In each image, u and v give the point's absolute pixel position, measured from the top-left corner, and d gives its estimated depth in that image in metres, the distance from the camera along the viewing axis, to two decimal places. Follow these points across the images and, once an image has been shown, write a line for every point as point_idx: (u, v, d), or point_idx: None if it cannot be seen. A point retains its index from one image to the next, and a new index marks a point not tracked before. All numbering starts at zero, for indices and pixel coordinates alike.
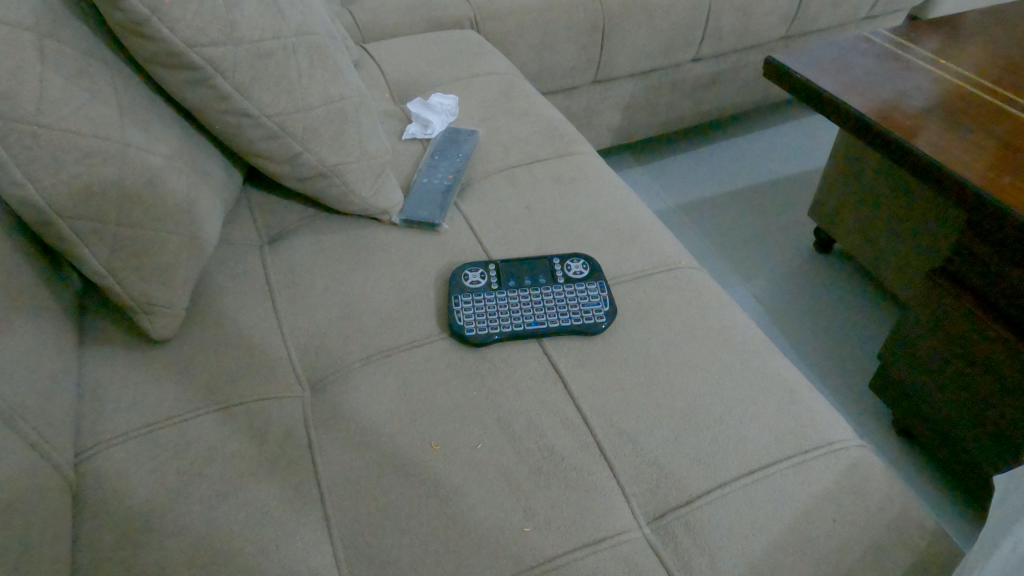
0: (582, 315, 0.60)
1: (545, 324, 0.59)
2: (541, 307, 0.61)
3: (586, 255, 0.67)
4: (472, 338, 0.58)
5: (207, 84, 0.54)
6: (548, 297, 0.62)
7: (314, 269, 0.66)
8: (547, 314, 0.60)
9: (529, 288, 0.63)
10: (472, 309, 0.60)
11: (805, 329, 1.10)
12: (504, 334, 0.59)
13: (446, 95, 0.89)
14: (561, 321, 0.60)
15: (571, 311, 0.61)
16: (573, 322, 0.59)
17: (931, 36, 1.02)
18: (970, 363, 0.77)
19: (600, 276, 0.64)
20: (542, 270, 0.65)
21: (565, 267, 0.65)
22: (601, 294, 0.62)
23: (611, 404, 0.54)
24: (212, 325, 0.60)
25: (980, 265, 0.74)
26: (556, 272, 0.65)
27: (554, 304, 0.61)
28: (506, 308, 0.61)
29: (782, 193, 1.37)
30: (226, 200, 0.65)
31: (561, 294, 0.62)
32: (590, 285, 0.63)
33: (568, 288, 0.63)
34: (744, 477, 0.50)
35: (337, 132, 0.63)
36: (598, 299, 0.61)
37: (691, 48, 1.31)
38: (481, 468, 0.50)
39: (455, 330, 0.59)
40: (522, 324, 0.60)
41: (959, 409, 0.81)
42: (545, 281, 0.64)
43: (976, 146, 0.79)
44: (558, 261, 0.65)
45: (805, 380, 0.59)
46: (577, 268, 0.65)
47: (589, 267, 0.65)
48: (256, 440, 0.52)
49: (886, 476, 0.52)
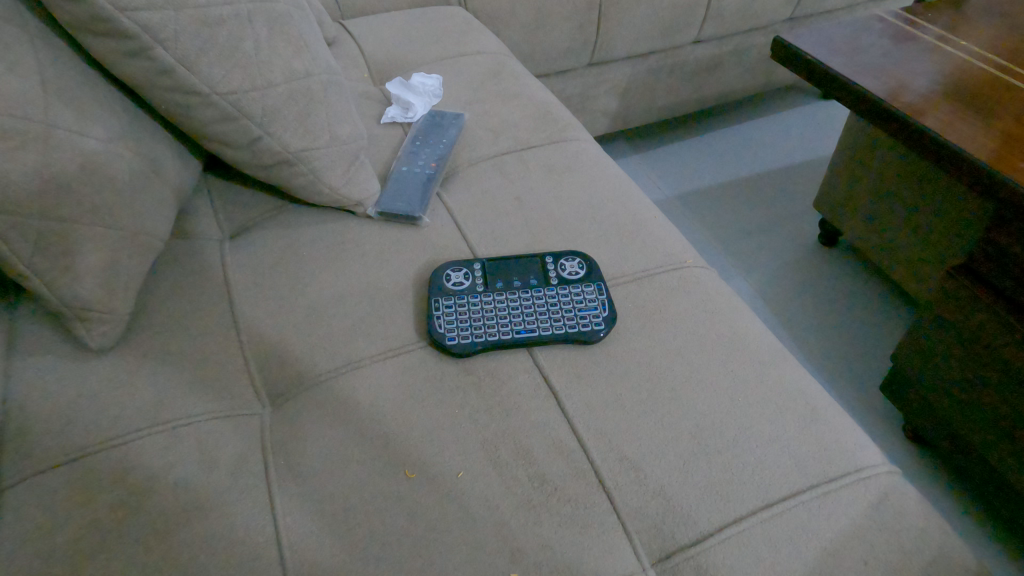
0: (577, 321, 0.54)
1: (536, 332, 0.53)
2: (532, 311, 0.55)
3: (582, 252, 0.60)
4: (455, 346, 0.52)
5: (145, 56, 0.46)
6: (539, 300, 0.55)
7: (280, 267, 0.59)
8: (538, 320, 0.54)
9: (519, 289, 0.57)
10: (455, 314, 0.54)
11: (811, 329, 1.04)
12: (490, 343, 0.52)
13: (429, 75, 0.82)
14: (554, 329, 0.53)
15: (565, 316, 0.54)
16: (567, 330, 0.53)
17: (944, 13, 0.96)
18: (997, 369, 0.71)
19: (598, 276, 0.58)
20: (534, 270, 0.58)
21: (559, 266, 0.58)
22: (599, 297, 0.56)
23: (610, 424, 0.48)
24: (161, 331, 0.53)
25: (1009, 264, 0.68)
26: (549, 272, 0.58)
27: (546, 308, 0.55)
28: (492, 313, 0.54)
29: (787, 183, 1.31)
30: (180, 190, 0.58)
31: (555, 297, 0.56)
32: (586, 287, 0.56)
33: (562, 290, 0.56)
34: (760, 511, 0.44)
35: (301, 115, 0.56)
36: (595, 304, 0.55)
37: (692, 29, 1.24)
38: (463, 502, 0.44)
39: (434, 338, 0.52)
40: (510, 330, 0.53)
41: (981, 418, 0.75)
42: (536, 283, 0.57)
43: (1006, 132, 0.72)
44: (552, 260, 0.59)
45: (826, 394, 0.53)
46: (572, 267, 0.58)
47: (585, 267, 0.58)
48: (204, 467, 0.45)
49: (921, 508, 0.46)
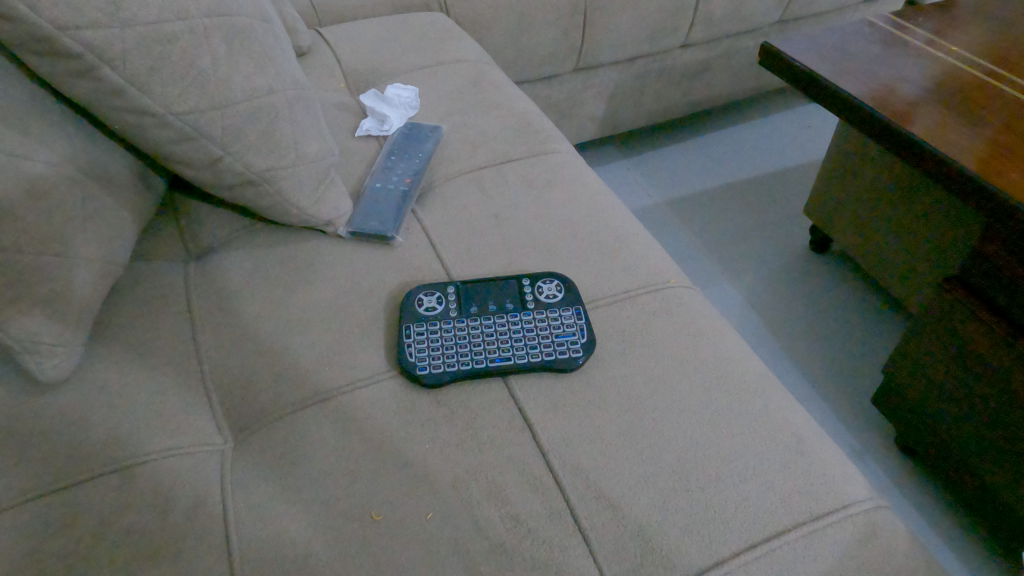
0: (554, 348, 0.51)
1: (511, 360, 0.51)
2: (507, 337, 0.52)
3: (561, 274, 0.58)
4: (426, 376, 0.49)
5: (92, 76, 0.44)
6: (515, 326, 0.53)
7: (245, 291, 0.57)
8: (513, 347, 0.52)
9: (494, 314, 0.54)
10: (426, 341, 0.52)
11: (801, 339, 1.02)
12: (463, 371, 0.50)
13: (406, 86, 0.80)
14: (530, 357, 0.51)
15: (541, 343, 0.52)
16: (544, 357, 0.51)
17: (933, 18, 0.94)
18: (990, 385, 0.69)
19: (577, 299, 0.55)
20: (510, 293, 0.56)
21: (537, 289, 0.56)
22: (577, 322, 0.53)
23: (587, 459, 0.46)
24: (118, 361, 0.50)
25: (1001, 278, 0.66)
26: (526, 295, 0.56)
27: (522, 334, 0.53)
28: (466, 340, 0.52)
29: (776, 188, 1.29)
30: (140, 212, 0.56)
31: (531, 323, 0.53)
32: (564, 312, 0.54)
33: (539, 315, 0.54)
34: (744, 552, 0.41)
35: (265, 133, 0.54)
36: (573, 329, 0.53)
37: (679, 33, 1.21)
38: (431, 546, 0.42)
39: (405, 366, 0.50)
40: (484, 358, 0.51)
41: (974, 434, 0.73)
42: (512, 307, 0.55)
43: (996, 140, 0.70)
44: (529, 282, 0.57)
45: (813, 423, 0.51)
46: (550, 289, 0.56)
47: (564, 289, 0.56)
48: (159, 509, 0.43)
49: (912, 546, 0.44)
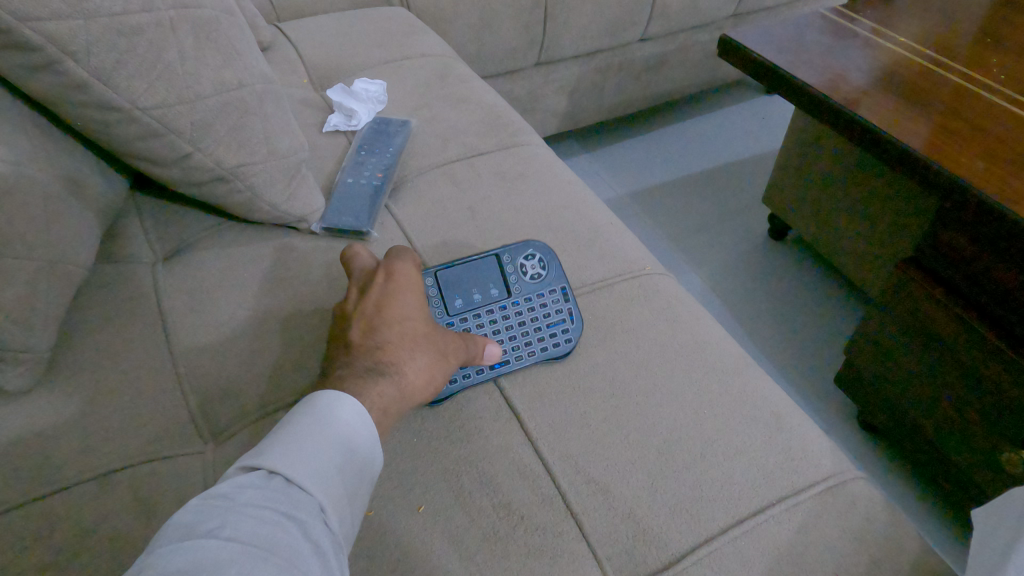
0: (546, 338, 0.52)
1: (507, 361, 0.51)
2: (499, 332, 0.52)
3: (540, 245, 0.58)
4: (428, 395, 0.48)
5: (54, 69, 0.42)
6: (505, 317, 0.53)
7: (218, 289, 0.55)
8: (508, 345, 0.52)
9: (481, 304, 0.54)
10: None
11: (766, 323, 1.05)
12: (465, 381, 0.49)
13: (372, 80, 0.79)
14: (524, 352, 0.51)
15: (531, 333, 0.52)
16: (538, 350, 0.51)
17: (877, 8, 0.97)
18: (953, 367, 0.71)
19: (563, 278, 0.56)
20: (492, 276, 0.55)
21: (520, 268, 0.56)
22: (566, 306, 0.54)
23: (575, 445, 0.46)
24: (88, 366, 0.47)
25: (954, 256, 0.68)
26: (509, 277, 0.55)
27: (513, 325, 0.53)
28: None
29: (734, 177, 1.32)
30: (105, 211, 0.53)
31: (519, 312, 0.54)
32: (549, 294, 0.55)
33: (527, 300, 0.55)
34: (732, 528, 0.42)
35: (233, 129, 0.53)
36: (562, 315, 0.54)
37: (637, 27, 1.23)
38: (424, 536, 0.41)
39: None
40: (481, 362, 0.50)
41: (939, 417, 0.75)
42: (499, 293, 0.55)
43: (943, 126, 0.72)
44: (511, 259, 0.56)
45: (789, 400, 0.52)
46: (533, 267, 0.56)
47: (546, 267, 0.56)
48: (142, 515, 0.42)
49: (889, 514, 0.45)
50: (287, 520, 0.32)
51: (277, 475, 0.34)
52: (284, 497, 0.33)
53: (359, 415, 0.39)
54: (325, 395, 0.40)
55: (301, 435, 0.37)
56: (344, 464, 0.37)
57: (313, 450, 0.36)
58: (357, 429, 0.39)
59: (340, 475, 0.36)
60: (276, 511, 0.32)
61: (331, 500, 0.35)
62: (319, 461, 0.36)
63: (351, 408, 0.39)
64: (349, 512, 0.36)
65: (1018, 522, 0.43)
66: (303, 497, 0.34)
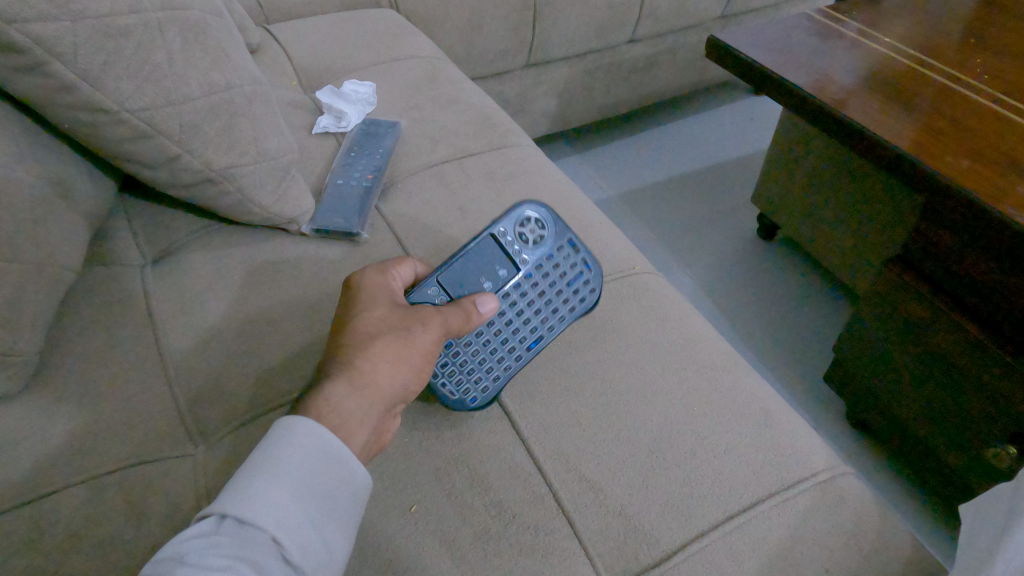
0: (570, 297, 0.54)
1: (543, 337, 0.52)
2: (524, 311, 0.52)
3: (529, 202, 0.55)
4: (479, 401, 0.48)
5: (40, 71, 0.42)
6: (522, 293, 0.53)
7: (209, 292, 0.55)
8: (537, 320, 0.52)
9: (495, 289, 0.52)
10: (445, 364, 0.49)
11: (756, 322, 1.06)
12: (507, 373, 0.50)
13: (361, 82, 0.79)
14: (554, 320, 0.53)
15: (555, 298, 0.54)
16: (569, 315, 0.53)
17: (863, 9, 0.98)
18: (944, 366, 0.71)
19: (565, 232, 0.56)
20: (492, 255, 0.53)
21: (519, 236, 0.54)
22: (577, 259, 0.56)
23: (566, 443, 0.46)
24: (77, 369, 0.47)
25: (941, 254, 0.69)
26: (512, 250, 0.54)
27: (536, 297, 0.53)
28: (489, 338, 0.51)
29: (724, 177, 1.33)
30: (94, 213, 0.53)
31: (536, 282, 0.54)
32: (556, 252, 0.55)
33: (538, 266, 0.54)
34: (722, 523, 0.43)
35: (223, 130, 0.53)
36: (576, 272, 0.55)
37: (626, 29, 1.24)
38: (416, 536, 0.41)
39: (447, 403, 0.48)
40: (520, 347, 0.51)
41: (931, 416, 0.75)
42: (507, 271, 0.53)
43: (927, 126, 0.73)
44: (505, 230, 0.54)
45: (778, 397, 0.53)
46: (532, 230, 0.55)
47: (543, 225, 0.55)
48: (133, 517, 0.42)
49: (878, 509, 0.46)
50: (239, 568, 0.31)
51: (228, 515, 0.33)
52: (236, 541, 0.32)
53: (317, 434, 0.37)
54: (280, 420, 0.38)
55: (257, 466, 0.35)
56: (304, 490, 0.36)
57: (268, 483, 0.35)
58: (317, 450, 0.37)
59: (301, 502, 0.35)
60: (228, 556, 0.31)
61: (292, 532, 0.34)
62: (275, 493, 0.35)
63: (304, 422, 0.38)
64: (318, 535, 0.35)
65: (1005, 517, 0.44)
66: (258, 538, 0.33)
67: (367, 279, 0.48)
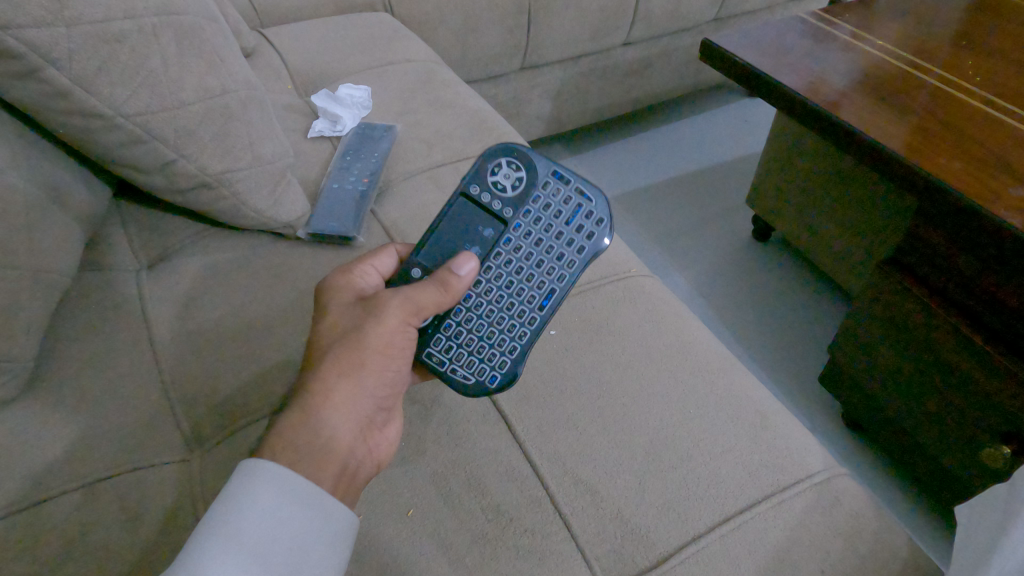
0: (574, 238, 0.50)
1: (553, 292, 0.49)
2: (526, 269, 0.50)
3: (493, 147, 0.51)
4: (498, 379, 0.48)
5: (34, 76, 0.42)
6: (517, 248, 0.50)
7: (205, 297, 0.55)
8: (542, 274, 0.50)
9: (486, 251, 0.50)
10: (452, 349, 0.48)
11: (751, 323, 1.06)
12: (523, 343, 0.48)
13: (356, 85, 0.79)
14: (560, 269, 0.50)
15: (555, 244, 0.50)
16: (576, 258, 0.50)
17: (855, 12, 0.99)
18: (937, 366, 0.71)
19: (548, 164, 0.52)
20: (473, 217, 0.51)
21: (494, 188, 0.51)
22: (569, 190, 0.51)
23: (563, 447, 0.47)
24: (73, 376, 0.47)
25: (935, 256, 0.69)
26: (493, 206, 0.51)
27: (535, 249, 0.50)
28: (494, 309, 0.49)
29: (718, 179, 1.33)
30: (89, 218, 0.53)
31: (529, 231, 0.50)
32: (544, 189, 0.51)
33: (527, 214, 0.51)
34: (718, 526, 0.43)
35: (218, 136, 0.53)
36: (574, 205, 0.51)
37: (621, 32, 1.24)
38: (413, 540, 0.41)
39: (466, 391, 0.48)
40: (531, 310, 0.49)
41: (927, 418, 0.76)
42: (494, 229, 0.51)
43: (921, 128, 0.73)
44: (476, 186, 0.51)
45: (774, 399, 0.53)
46: (506, 174, 0.51)
47: (518, 167, 0.51)
48: (129, 524, 0.41)
49: (873, 509, 0.46)
50: None
51: None
52: None
53: (278, 484, 0.35)
54: (242, 469, 0.36)
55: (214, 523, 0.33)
56: (262, 548, 0.33)
57: (223, 543, 0.33)
58: (279, 501, 0.35)
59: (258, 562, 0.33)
60: None
61: None
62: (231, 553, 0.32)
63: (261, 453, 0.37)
64: None
65: (1001, 517, 0.44)
66: None
67: (332, 287, 0.47)
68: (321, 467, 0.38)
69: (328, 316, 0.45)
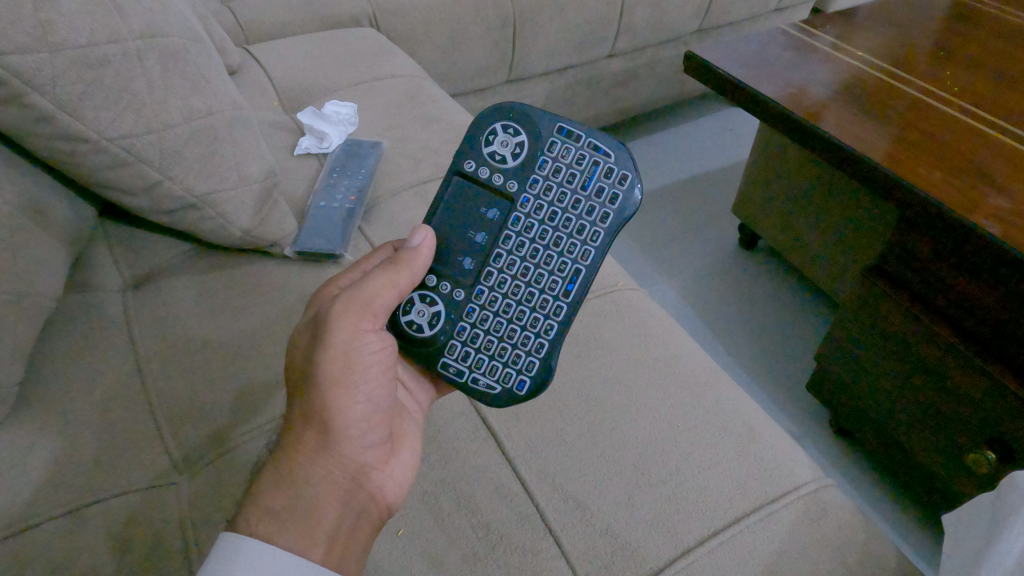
0: (591, 205, 0.48)
1: (577, 275, 0.48)
2: (543, 248, 0.48)
3: (484, 112, 0.50)
4: (527, 385, 0.48)
5: (18, 102, 0.42)
6: (530, 226, 0.49)
7: (192, 318, 0.55)
8: (562, 254, 0.48)
9: (495, 234, 0.49)
10: (470, 356, 0.48)
11: (738, 332, 1.07)
12: (552, 338, 0.48)
13: (342, 102, 0.79)
14: (581, 244, 0.48)
15: (571, 215, 0.48)
16: (596, 228, 0.48)
17: (835, 23, 1.00)
18: (930, 380, 0.71)
19: (551, 122, 0.50)
20: (476, 198, 0.49)
21: (492, 160, 0.50)
22: (582, 148, 0.49)
23: (553, 463, 0.47)
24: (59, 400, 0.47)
25: (919, 265, 0.70)
26: (495, 182, 0.49)
27: (551, 224, 0.49)
28: (511, 301, 0.48)
29: (704, 189, 1.34)
30: (74, 241, 0.53)
31: (540, 203, 0.49)
32: (551, 152, 0.49)
33: (534, 185, 0.49)
34: (708, 539, 0.43)
35: (204, 157, 0.53)
36: (589, 164, 0.49)
37: (605, 44, 1.25)
38: (404, 560, 0.41)
39: (494, 398, 0.48)
40: (556, 297, 0.48)
41: (918, 430, 0.76)
42: (501, 207, 0.49)
43: (902, 138, 0.75)
44: (473, 162, 0.50)
45: (761, 411, 0.54)
46: (503, 142, 0.50)
47: (516, 133, 0.50)
48: (116, 549, 0.41)
49: (861, 519, 0.47)
50: None
51: None
52: None
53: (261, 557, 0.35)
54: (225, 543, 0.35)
55: None
56: None
57: None
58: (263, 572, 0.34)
59: None
60: None
61: None
62: None
63: (232, 525, 0.37)
64: None
65: (988, 527, 0.44)
66: None
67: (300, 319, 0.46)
68: (306, 529, 0.37)
69: (292, 354, 0.43)
